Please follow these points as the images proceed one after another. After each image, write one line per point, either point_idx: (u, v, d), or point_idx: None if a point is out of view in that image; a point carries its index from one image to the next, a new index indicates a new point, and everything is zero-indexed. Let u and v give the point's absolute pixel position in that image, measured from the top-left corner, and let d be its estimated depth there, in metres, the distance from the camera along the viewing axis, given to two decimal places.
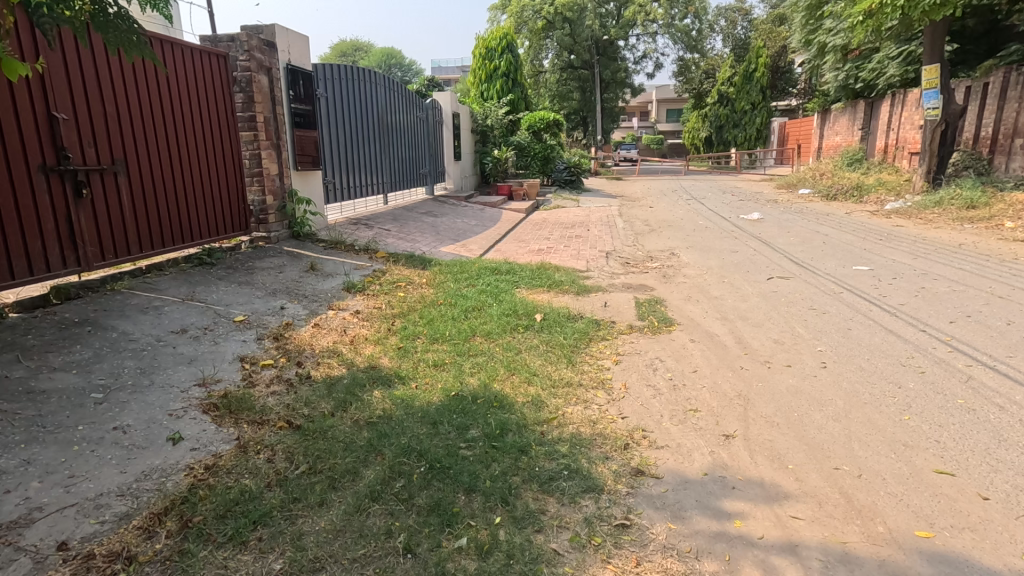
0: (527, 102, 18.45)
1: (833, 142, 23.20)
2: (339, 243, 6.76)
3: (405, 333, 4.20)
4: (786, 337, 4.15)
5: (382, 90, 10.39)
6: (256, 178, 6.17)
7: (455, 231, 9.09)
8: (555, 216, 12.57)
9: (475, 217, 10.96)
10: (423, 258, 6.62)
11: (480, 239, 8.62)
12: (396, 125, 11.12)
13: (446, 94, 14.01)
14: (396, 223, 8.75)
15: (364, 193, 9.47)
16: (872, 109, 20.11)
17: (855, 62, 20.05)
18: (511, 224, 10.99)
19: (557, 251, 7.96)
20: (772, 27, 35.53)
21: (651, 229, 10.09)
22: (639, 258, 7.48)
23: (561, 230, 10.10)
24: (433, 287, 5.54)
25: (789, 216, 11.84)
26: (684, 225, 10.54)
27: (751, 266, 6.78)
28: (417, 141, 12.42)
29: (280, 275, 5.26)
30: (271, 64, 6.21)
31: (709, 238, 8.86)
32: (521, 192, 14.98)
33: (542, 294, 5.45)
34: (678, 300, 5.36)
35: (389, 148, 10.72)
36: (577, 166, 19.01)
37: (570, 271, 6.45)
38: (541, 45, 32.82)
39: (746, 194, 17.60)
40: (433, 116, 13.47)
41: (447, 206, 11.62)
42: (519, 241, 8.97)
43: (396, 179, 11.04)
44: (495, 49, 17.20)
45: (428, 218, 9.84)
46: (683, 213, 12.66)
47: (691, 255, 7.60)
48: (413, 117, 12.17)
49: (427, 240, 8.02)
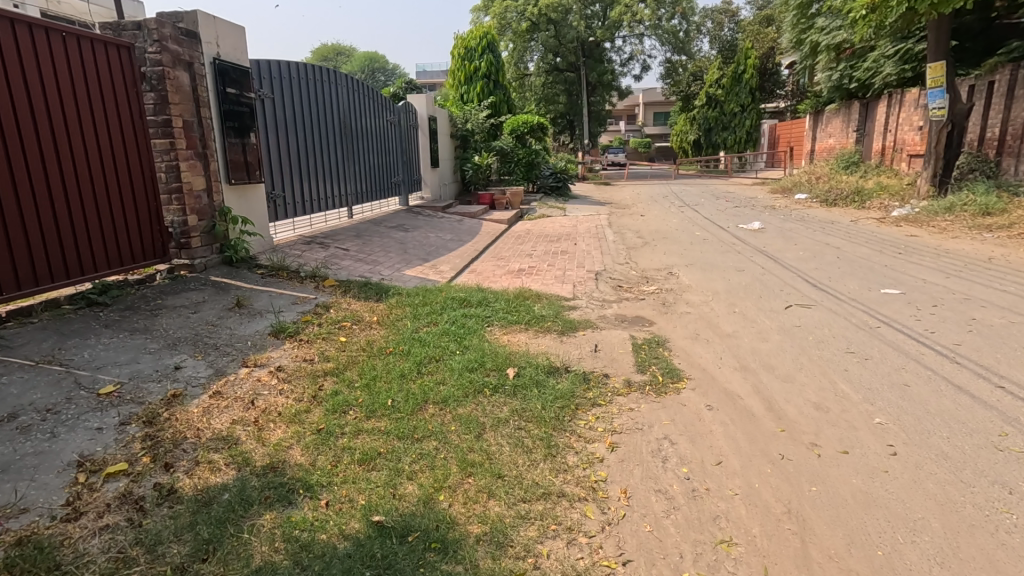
0: (509, 105, 17.51)
1: (827, 145, 22.52)
2: (281, 269, 5.74)
3: (333, 404, 3.19)
4: (830, 399, 3.21)
5: (344, 91, 9.32)
6: (174, 195, 5.12)
7: (425, 248, 8.11)
8: (539, 227, 11.63)
9: (450, 231, 9.97)
10: (381, 286, 5.63)
11: (452, 258, 7.64)
12: (363, 130, 10.11)
13: (421, 96, 13.02)
14: (358, 240, 7.75)
15: (323, 207, 8.47)
16: (868, 110, 19.44)
17: (849, 61, 19.39)
18: (490, 237, 10.03)
19: (540, 272, 7.02)
20: (760, 28, 34.99)
21: (643, 243, 9.18)
22: (633, 280, 6.55)
23: (544, 244, 9.14)
24: (384, 327, 4.53)
25: (791, 224, 11.01)
26: (680, 237, 9.65)
27: (761, 290, 5.87)
28: (389, 148, 11.42)
29: (192, 318, 4.23)
30: (193, 57, 5.20)
31: (709, 253, 7.96)
32: (503, 200, 14.03)
33: (518, 334, 4.47)
34: (682, 339, 4.41)
35: (354, 156, 9.71)
36: (563, 172, 18.13)
37: (553, 300, 5.49)
38: (526, 48, 31.93)
39: (741, 199, 16.81)
40: (407, 120, 12.47)
41: (421, 219, 10.63)
42: (499, 258, 8.01)
43: (363, 190, 10.04)
44: (475, 49, 16.26)
45: (397, 233, 8.83)
46: (677, 222, 11.78)
47: (691, 275, 6.68)
48: (384, 122, 11.17)
49: (391, 261, 7.03)
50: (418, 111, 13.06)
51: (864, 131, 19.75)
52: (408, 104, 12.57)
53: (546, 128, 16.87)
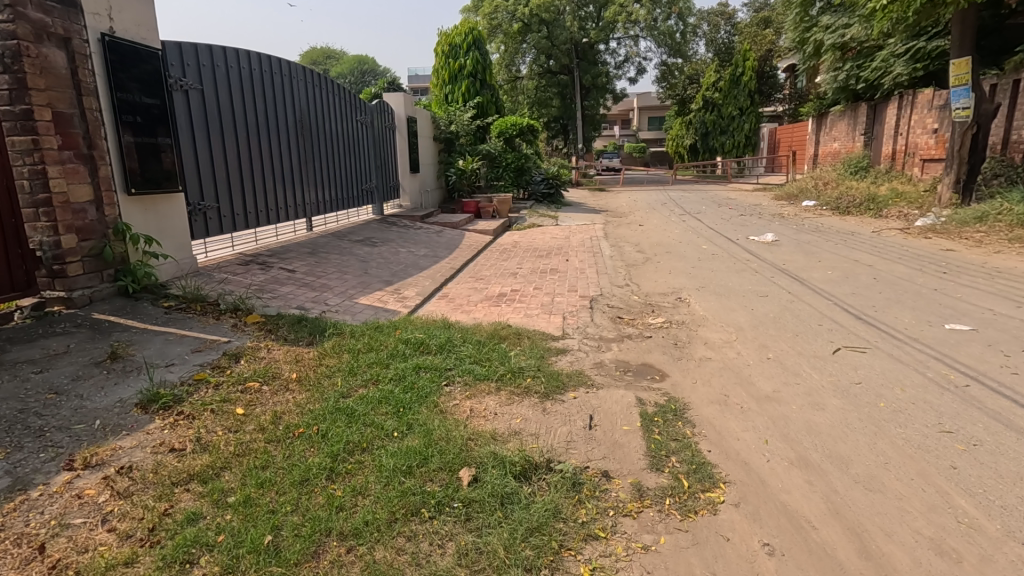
0: (498, 106, 16.44)
1: (831, 149, 21.56)
2: (195, 301, 4.56)
3: (173, 549, 2.01)
4: (955, 535, 2.08)
5: (301, 86, 8.07)
6: (42, 209, 3.93)
7: (391, 267, 6.96)
8: (527, 239, 10.50)
9: (424, 244, 8.80)
10: (319, 321, 4.46)
11: (420, 280, 6.49)
12: (328, 132, 8.97)
13: (398, 95, 11.92)
14: (310, 259, 6.59)
15: (276, 219, 7.33)
16: (875, 112, 18.48)
17: (855, 61, 18.49)
18: (469, 251, 8.88)
19: (523, 298, 5.86)
20: (758, 30, 34.21)
21: (643, 259, 8.05)
22: (635, 310, 5.40)
23: (532, 261, 8.02)
24: (305, 389, 3.35)
25: (806, 235, 9.92)
26: (686, 252, 8.54)
27: (794, 324, 4.74)
28: (360, 152, 10.28)
29: (29, 383, 3.04)
30: (68, 31, 4.01)
31: (721, 273, 6.85)
32: (490, 209, 12.90)
33: (486, 399, 3.31)
34: (707, 406, 3.27)
35: (317, 161, 8.57)
36: (556, 177, 17.01)
37: (537, 341, 4.34)
38: (518, 50, 30.88)
39: (745, 207, 15.77)
40: (382, 121, 11.33)
41: (394, 230, 9.48)
42: (476, 279, 6.87)
43: (327, 199, 8.91)
44: (460, 46, 15.19)
45: (362, 248, 7.67)
46: (679, 233, 10.68)
47: (703, 303, 5.55)
48: (353, 123, 10.03)
49: (345, 284, 5.86)
50: (393, 111, 11.90)
51: (871, 135, 18.75)
52: (383, 104, 11.42)
53: (536, 130, 15.75)
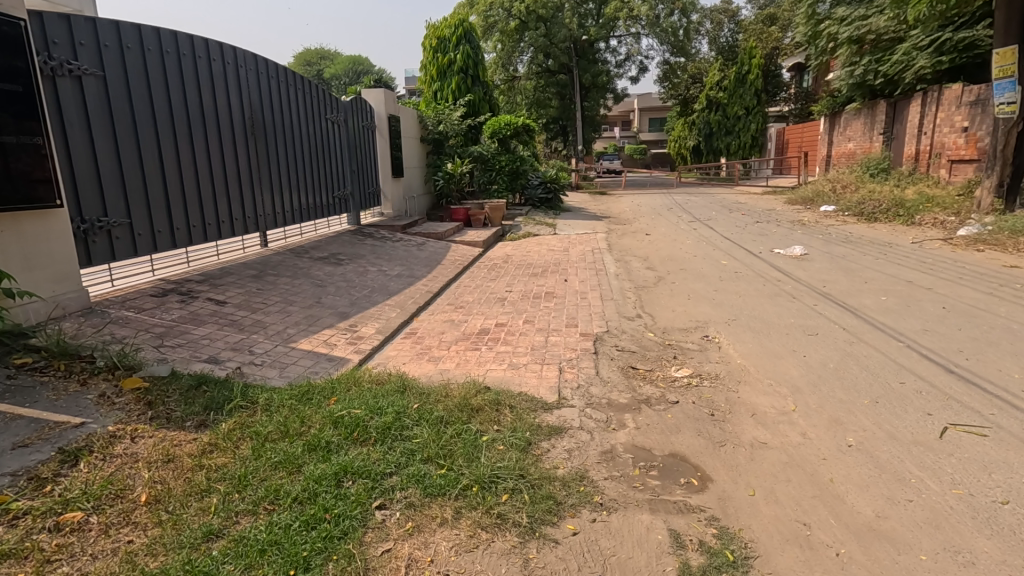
0: (491, 104, 15.26)
1: (845, 149, 20.39)
2: (61, 356, 3.36)
3: None
4: None
5: (252, 79, 6.86)
6: None
7: (352, 293, 5.78)
8: (521, 252, 9.33)
9: (399, 260, 7.62)
10: (225, 384, 3.28)
11: (383, 312, 5.30)
12: (289, 130, 7.72)
13: (377, 92, 10.77)
14: (252, 286, 5.42)
15: (218, 234, 6.09)
16: (895, 110, 17.34)
17: (873, 54, 17.32)
18: (452, 267, 7.70)
19: (510, 337, 4.67)
20: (763, 27, 33.08)
21: (654, 278, 6.88)
22: (650, 357, 4.21)
23: (525, 281, 6.85)
24: (155, 524, 2.15)
25: (836, 247, 8.75)
26: (703, 268, 7.37)
27: (866, 383, 3.54)
28: (331, 153, 9.04)
29: None
30: None
31: (750, 300, 5.66)
32: (482, 216, 11.74)
33: (434, 544, 2.12)
34: (783, 554, 2.08)
35: (275, 164, 7.33)
36: (554, 181, 15.80)
37: (521, 414, 3.15)
38: (515, 49, 29.74)
39: (759, 213, 14.61)
40: (357, 119, 10.09)
41: (368, 244, 8.31)
42: (455, 309, 5.69)
43: (289, 208, 7.67)
44: (449, 40, 14.04)
45: (323, 269, 6.50)
46: (690, 245, 9.51)
47: (736, 346, 4.35)
48: (322, 120, 8.79)
49: (285, 320, 4.68)
50: (370, 108, 10.68)
51: (891, 135, 17.57)
52: (359, 99, 10.17)
53: (532, 130, 14.55)
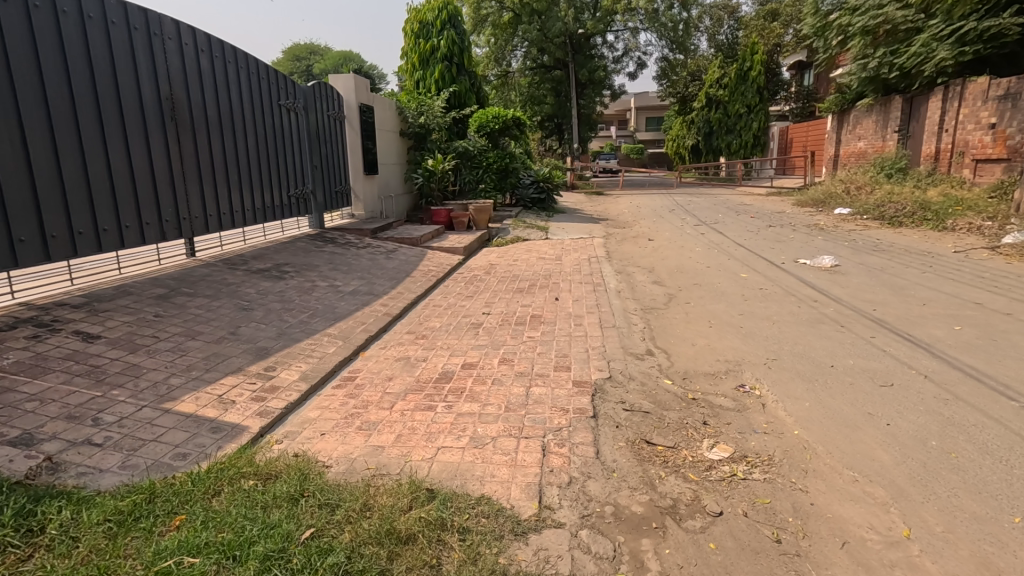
0: (479, 96, 14.03)
1: (855, 149, 19.30)
2: None
3: None
4: None
5: (176, 55, 5.54)
6: None
7: (285, 318, 4.55)
8: (507, 260, 8.14)
9: (358, 272, 6.40)
10: (5, 495, 2.04)
11: (318, 347, 4.10)
12: (229, 116, 6.40)
13: (347, 78, 9.54)
14: (150, 311, 4.18)
15: (121, 242, 4.78)
16: (912, 106, 16.27)
17: (888, 46, 16.15)
18: (422, 281, 6.49)
19: (479, 387, 3.46)
20: (765, 23, 31.99)
21: (664, 297, 5.68)
22: (670, 425, 3.01)
23: (507, 300, 5.66)
24: None
25: (869, 257, 7.59)
26: (720, 284, 6.20)
27: (1004, 482, 2.35)
28: (285, 146, 7.72)
29: None
30: None
31: (788, 330, 4.47)
32: (466, 218, 10.53)
33: None
34: None
35: (209, 157, 6.02)
36: (547, 180, 14.57)
37: (476, 552, 1.95)
38: (509, 42, 28.60)
39: (770, 216, 13.48)
40: (320, 106, 8.77)
41: (325, 252, 7.07)
42: (415, 340, 4.47)
43: (228, 210, 6.35)
44: (432, 24, 12.81)
45: (259, 285, 5.28)
46: (700, 253, 8.32)
47: (786, 406, 3.16)
48: (274, 107, 7.47)
49: (175, 363, 3.45)
50: (337, 96, 9.38)
51: (907, 133, 16.47)
52: (322, 84, 8.85)
53: (523, 124, 13.33)
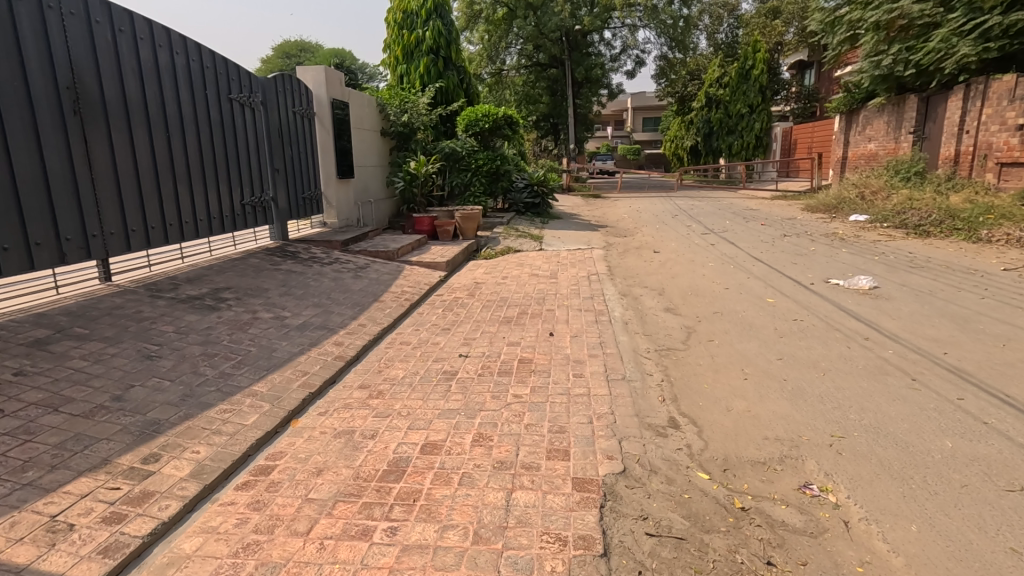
0: (468, 92, 13.01)
1: (865, 151, 18.40)
2: None
3: None
4: None
5: (82, 38, 4.47)
6: None
7: (201, 368, 3.54)
8: (495, 278, 7.13)
9: (316, 298, 5.39)
10: None
11: (235, 415, 3.09)
12: (159, 111, 5.32)
13: (316, 69, 8.51)
14: (11, 365, 3.14)
15: (29, 262, 3.97)
16: (928, 106, 15.37)
17: (904, 42, 15.13)
18: (392, 307, 5.49)
19: (441, 491, 2.45)
20: (766, 21, 30.91)
21: (681, 333, 4.68)
22: (719, 571, 2.01)
23: (491, 336, 4.66)
24: None
25: (910, 276, 6.63)
26: (746, 312, 5.22)
27: None
28: (238, 146, 6.65)
29: None
30: None
31: (848, 388, 3.48)
32: (451, 226, 9.52)
33: None
34: None
35: (131, 160, 4.94)
36: (542, 183, 13.58)
37: None
38: (503, 40, 27.66)
39: (781, 223, 12.55)
40: (282, 101, 7.69)
41: (280, 272, 6.04)
42: (368, 401, 3.46)
43: (158, 223, 5.28)
44: (417, 14, 11.80)
45: (182, 320, 4.25)
46: (715, 270, 7.33)
47: (885, 534, 2.16)
48: (224, 101, 6.39)
49: (5, 458, 2.41)
50: (303, 89, 8.30)
51: (923, 134, 15.58)
52: (285, 75, 7.77)
53: (516, 124, 12.32)
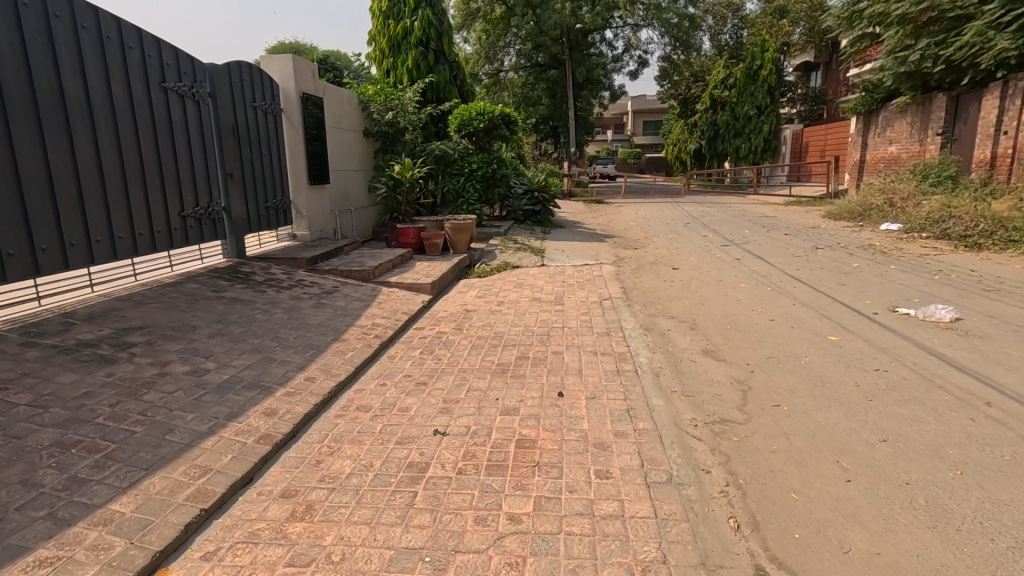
0: (462, 89, 11.85)
1: (885, 153, 17.28)
2: None
3: None
4: None
5: None
6: None
7: (41, 473, 2.37)
8: (489, 304, 5.95)
9: (258, 338, 4.21)
10: None
11: (57, 574, 1.91)
12: (57, 100, 4.14)
13: (281, 58, 7.34)
14: None
15: None
16: (959, 105, 14.31)
17: (932, 37, 13.98)
18: (355, 352, 4.31)
19: None
20: (773, 20, 29.12)
21: (737, 394, 3.49)
22: None
23: (479, 398, 3.50)
24: None
25: (992, 302, 5.46)
26: (810, 359, 4.05)
27: None
28: (180, 145, 5.47)
29: None
30: None
31: (1014, 505, 2.30)
32: (440, 239, 8.34)
33: None
34: None
35: (8, 160, 3.77)
36: (542, 189, 12.40)
37: None
38: (500, 39, 26.62)
39: (806, 232, 11.40)
40: (238, 92, 6.50)
41: (221, 301, 4.85)
42: (287, 527, 2.28)
43: (53, 243, 4.11)
44: (404, 2, 10.64)
45: (48, 381, 3.05)
46: (751, 294, 6.15)
47: None
48: (159, 89, 5.21)
49: None
50: (267, 80, 7.10)
51: (952, 135, 14.53)
52: (242, 62, 6.57)
53: (514, 123, 11.15)
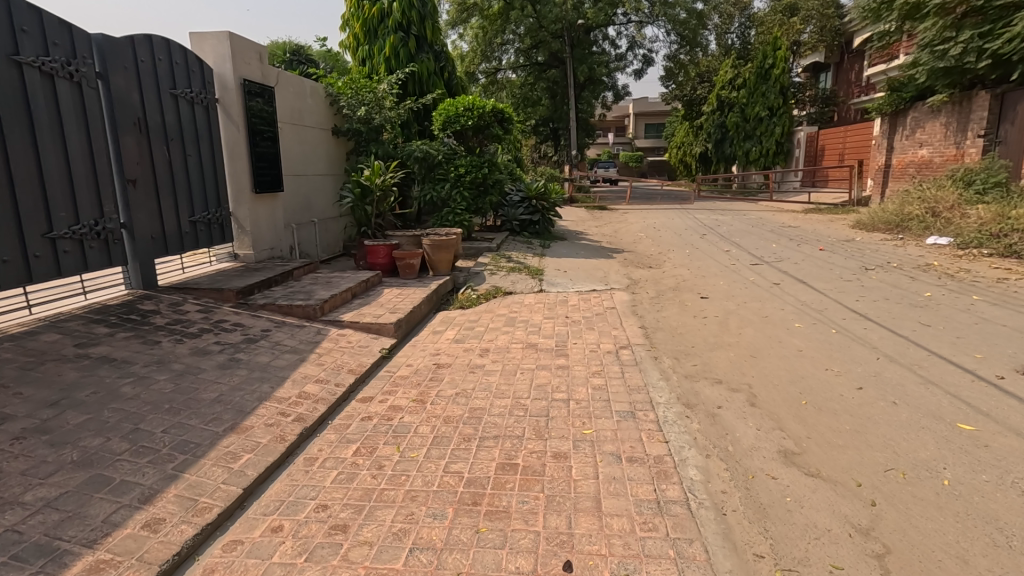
0: (449, 82, 10.40)
1: (916, 157, 15.72)
2: None
3: None
4: None
5: None
6: None
7: None
8: (469, 355, 4.50)
9: (102, 436, 2.75)
10: None
11: None
12: None
13: (214, 36, 5.91)
14: None
15: None
16: (1006, 104, 12.98)
17: (975, 28, 12.57)
18: (254, 455, 2.83)
19: None
20: (783, 17, 27.28)
21: (873, 573, 2.02)
22: None
23: (428, 570, 2.05)
24: None
25: None
26: (956, 478, 2.59)
27: None
28: (45, 142, 3.97)
29: None
30: None
31: None
32: (418, 259, 6.87)
33: None
34: None
35: None
36: (542, 195, 10.94)
37: None
38: (498, 36, 25.24)
39: (842, 248, 9.96)
40: (145, 73, 5.02)
41: (78, 364, 3.39)
42: None
43: None
44: None
45: None
46: (813, 340, 4.69)
47: None
48: (8, 64, 3.72)
49: None
50: (191, 60, 5.63)
51: (997, 138, 13.21)
52: (151, 35, 5.10)
53: (508, 120, 9.67)
